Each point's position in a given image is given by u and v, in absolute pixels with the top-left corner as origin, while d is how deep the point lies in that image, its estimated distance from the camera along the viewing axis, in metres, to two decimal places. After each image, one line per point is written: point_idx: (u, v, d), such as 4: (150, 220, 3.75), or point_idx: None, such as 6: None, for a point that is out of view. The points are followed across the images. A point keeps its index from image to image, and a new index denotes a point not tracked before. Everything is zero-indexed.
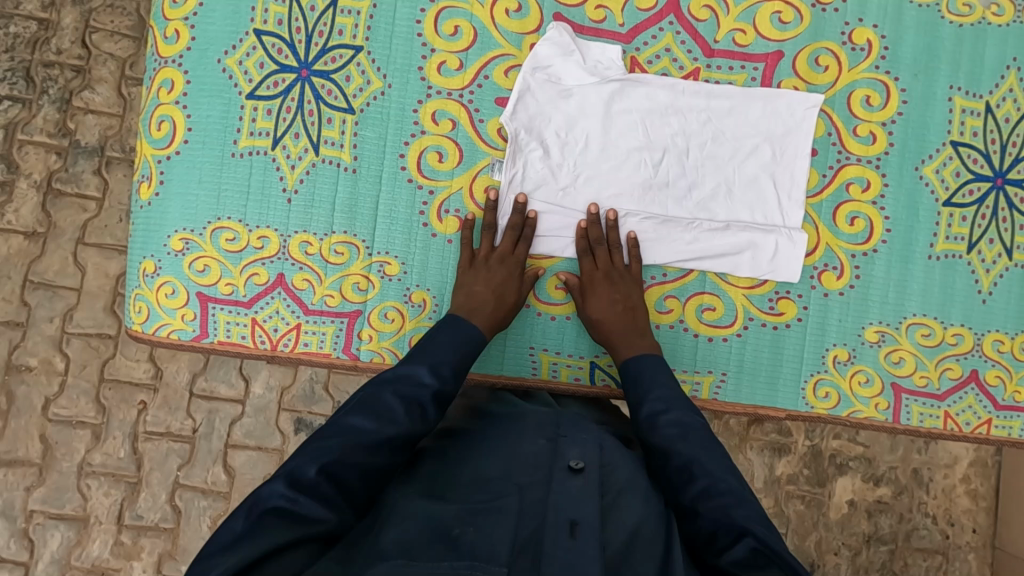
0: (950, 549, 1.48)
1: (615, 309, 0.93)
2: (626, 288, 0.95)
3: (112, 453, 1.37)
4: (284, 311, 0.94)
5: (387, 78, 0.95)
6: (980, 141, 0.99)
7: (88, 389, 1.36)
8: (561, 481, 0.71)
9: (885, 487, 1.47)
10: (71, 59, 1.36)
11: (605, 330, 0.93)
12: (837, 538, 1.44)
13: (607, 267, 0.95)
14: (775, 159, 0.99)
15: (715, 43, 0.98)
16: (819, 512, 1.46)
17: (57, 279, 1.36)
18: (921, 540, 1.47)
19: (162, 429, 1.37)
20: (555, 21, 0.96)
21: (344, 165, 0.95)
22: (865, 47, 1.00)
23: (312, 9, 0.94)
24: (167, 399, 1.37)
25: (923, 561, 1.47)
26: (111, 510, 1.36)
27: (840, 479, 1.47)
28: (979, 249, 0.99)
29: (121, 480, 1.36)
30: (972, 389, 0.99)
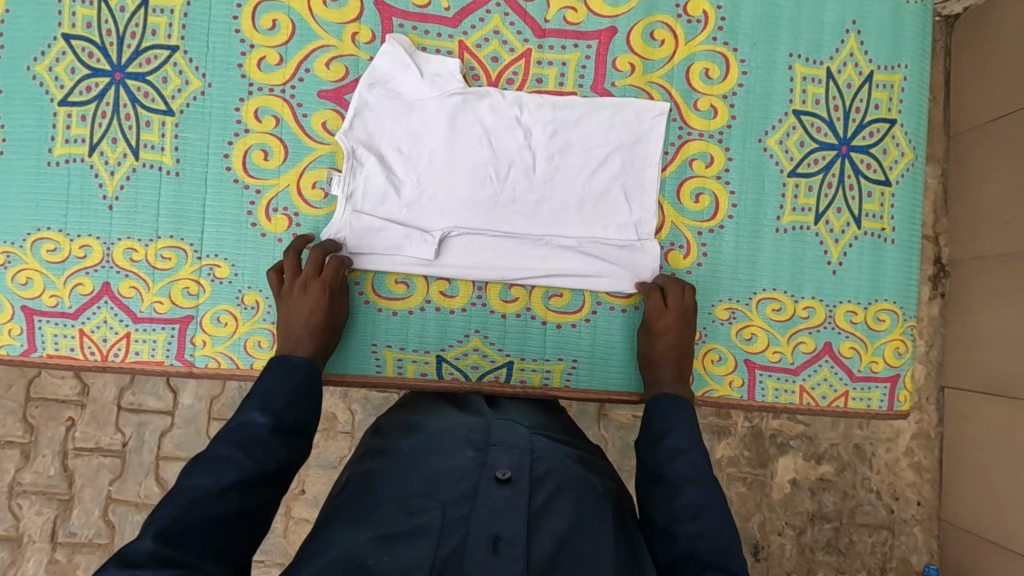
0: (896, 523, 1.39)
1: (667, 350, 0.90)
2: (688, 329, 0.92)
3: (42, 472, 1.35)
4: (112, 320, 0.92)
5: (205, 77, 0.93)
6: (823, 108, 0.97)
7: (14, 408, 1.34)
8: (486, 491, 0.66)
9: (828, 464, 1.39)
10: None
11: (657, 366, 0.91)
12: (780, 518, 1.38)
13: (676, 307, 0.91)
14: (625, 172, 0.97)
15: (545, 22, 0.96)
16: (762, 492, 1.39)
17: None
18: (866, 516, 1.39)
19: (92, 444, 1.35)
20: (392, 33, 0.93)
21: (167, 169, 0.92)
22: (702, 19, 0.97)
23: (122, 9, 0.91)
24: (95, 414, 1.34)
25: (869, 536, 1.39)
26: (44, 529, 1.35)
27: (782, 459, 1.39)
28: (827, 219, 0.97)
29: (53, 498, 1.35)
30: (827, 362, 0.97)
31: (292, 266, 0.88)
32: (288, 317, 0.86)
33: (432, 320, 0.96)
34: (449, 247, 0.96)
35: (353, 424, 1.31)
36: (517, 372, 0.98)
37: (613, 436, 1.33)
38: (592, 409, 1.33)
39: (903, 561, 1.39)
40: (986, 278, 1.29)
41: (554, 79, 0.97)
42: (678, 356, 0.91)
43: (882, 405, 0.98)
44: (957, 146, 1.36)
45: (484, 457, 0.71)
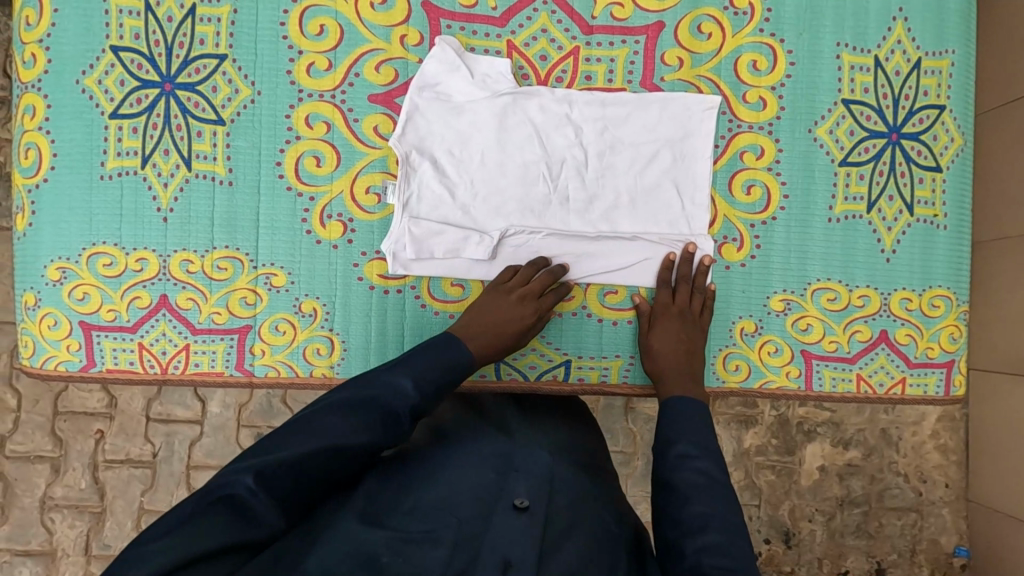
0: (924, 505, 1.41)
1: (670, 345, 0.91)
2: (695, 336, 0.93)
3: (73, 485, 1.34)
4: (171, 333, 0.92)
5: (255, 85, 0.92)
6: (872, 96, 0.97)
7: (43, 423, 1.33)
8: (502, 517, 0.63)
9: (855, 449, 1.40)
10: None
11: (665, 355, 0.90)
12: (810, 504, 1.38)
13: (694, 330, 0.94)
14: (675, 167, 0.97)
15: (593, 19, 0.96)
16: (791, 480, 1.39)
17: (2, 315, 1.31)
18: (895, 499, 1.40)
19: (122, 456, 1.34)
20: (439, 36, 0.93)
21: (220, 179, 0.92)
22: (748, 11, 0.97)
23: (169, 19, 0.90)
24: (123, 426, 1.34)
25: (899, 519, 1.40)
26: (77, 542, 1.35)
27: (810, 445, 1.40)
28: (879, 207, 0.97)
29: (85, 511, 1.34)
30: (884, 350, 0.98)
31: (524, 274, 0.92)
32: (499, 315, 0.87)
33: None
34: (505, 247, 0.96)
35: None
36: (574, 370, 0.98)
37: (641, 429, 1.35)
38: (618, 404, 1.35)
39: (933, 543, 1.41)
40: (1006, 259, 1.28)
41: (603, 76, 0.96)
42: (686, 358, 0.90)
43: (940, 390, 0.98)
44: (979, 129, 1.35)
45: (503, 482, 0.69)
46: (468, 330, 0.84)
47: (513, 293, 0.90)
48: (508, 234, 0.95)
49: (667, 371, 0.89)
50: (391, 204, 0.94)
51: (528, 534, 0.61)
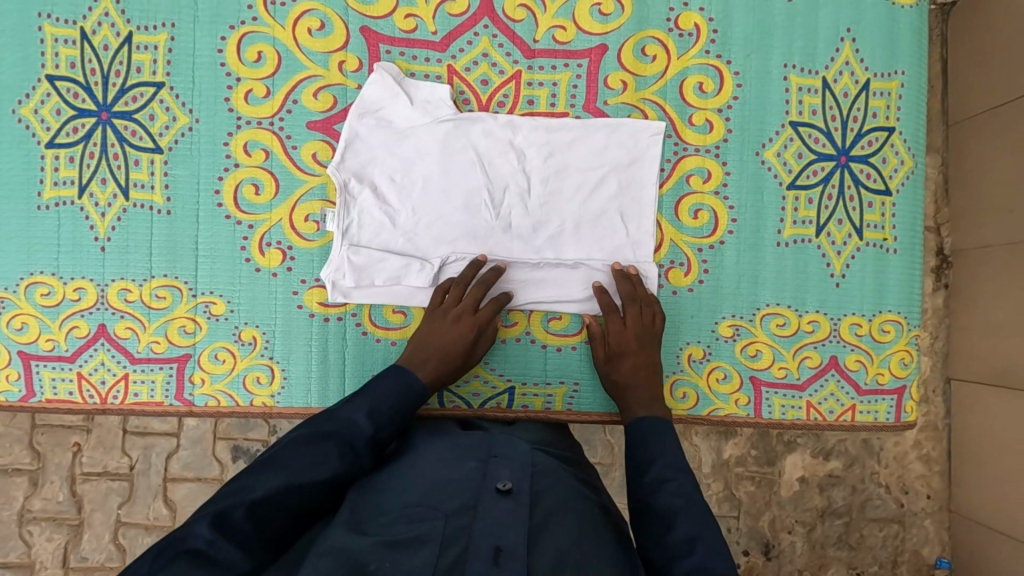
0: (906, 516, 1.36)
1: (631, 367, 0.89)
2: (653, 351, 0.91)
3: (52, 498, 1.33)
4: (110, 362, 0.91)
5: (193, 112, 0.91)
6: (820, 118, 0.95)
7: (20, 437, 1.31)
8: (488, 503, 0.62)
9: (836, 459, 1.36)
10: None
11: (625, 378, 0.89)
12: (790, 515, 1.34)
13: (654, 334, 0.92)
14: (619, 194, 0.96)
15: (534, 43, 0.95)
16: (771, 490, 1.35)
17: None
18: (876, 510, 1.36)
19: (99, 469, 1.32)
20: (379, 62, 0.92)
21: (158, 208, 0.91)
22: (693, 32, 0.95)
23: (105, 48, 0.90)
24: (101, 439, 1.31)
25: (880, 530, 1.36)
26: (55, 555, 1.33)
27: (790, 456, 1.35)
28: (828, 231, 0.96)
29: (64, 524, 1.32)
30: (834, 376, 0.96)
31: (456, 291, 0.90)
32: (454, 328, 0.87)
33: None
34: (447, 274, 0.95)
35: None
36: (519, 397, 0.97)
37: (619, 439, 1.26)
38: None
39: (914, 554, 1.36)
40: (986, 265, 1.24)
41: (545, 100, 0.95)
42: (648, 377, 0.89)
43: (890, 417, 0.97)
44: (957, 134, 1.30)
45: (486, 470, 0.68)
46: (416, 360, 0.84)
47: (451, 315, 0.89)
48: (450, 260, 0.94)
49: (627, 391, 0.88)
50: (331, 232, 0.93)
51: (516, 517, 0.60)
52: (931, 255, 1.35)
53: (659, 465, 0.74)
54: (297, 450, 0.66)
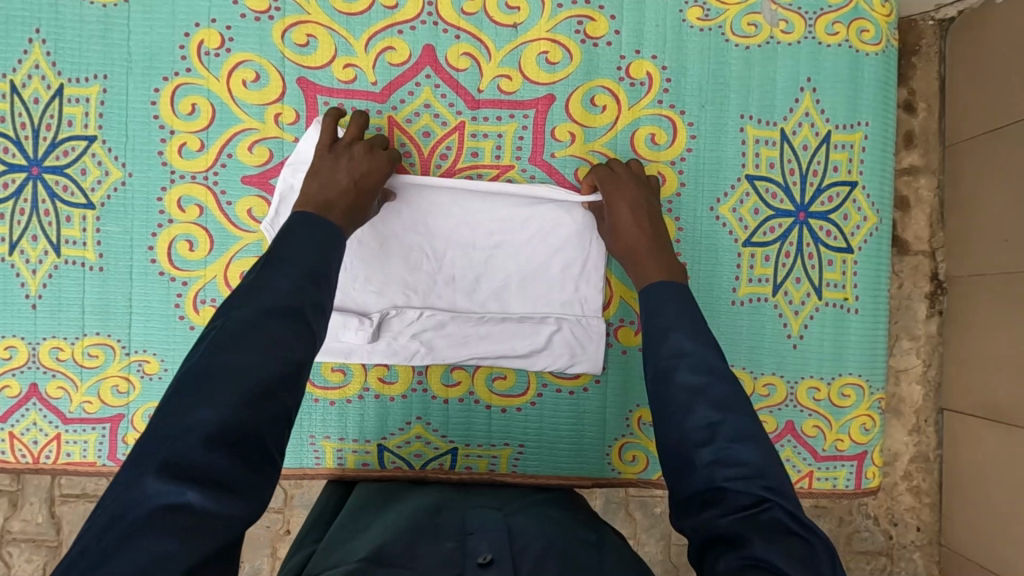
0: (895, 550, 1.31)
1: (628, 214, 0.83)
2: (650, 194, 0.86)
3: (31, 520, 1.27)
4: (41, 423, 0.89)
5: (126, 166, 0.89)
6: (778, 172, 0.91)
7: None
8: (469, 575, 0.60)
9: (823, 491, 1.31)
10: None
11: (631, 245, 0.83)
12: None
13: (630, 176, 0.87)
14: (565, 250, 0.92)
15: (478, 93, 0.91)
16: None
17: None
18: (864, 542, 1.32)
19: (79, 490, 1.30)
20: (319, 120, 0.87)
21: (90, 264, 0.89)
22: (645, 82, 0.91)
23: (36, 101, 0.88)
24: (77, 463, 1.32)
25: (867, 564, 1.31)
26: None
27: None
28: (785, 290, 0.91)
29: (42, 545, 1.30)
30: (789, 442, 0.92)
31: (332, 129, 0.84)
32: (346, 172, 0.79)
33: (371, 409, 0.93)
34: (386, 328, 0.91)
35: (285, 499, 1.18)
36: (461, 458, 0.94)
37: None
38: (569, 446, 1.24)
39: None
40: (982, 296, 1.17)
41: (490, 152, 0.92)
42: (649, 222, 0.84)
43: (849, 485, 0.92)
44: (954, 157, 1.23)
45: (464, 546, 0.66)
46: (323, 203, 0.74)
47: (350, 150, 0.81)
48: (389, 316, 0.91)
49: (645, 254, 0.82)
50: None
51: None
52: (925, 281, 1.28)
53: (678, 336, 0.70)
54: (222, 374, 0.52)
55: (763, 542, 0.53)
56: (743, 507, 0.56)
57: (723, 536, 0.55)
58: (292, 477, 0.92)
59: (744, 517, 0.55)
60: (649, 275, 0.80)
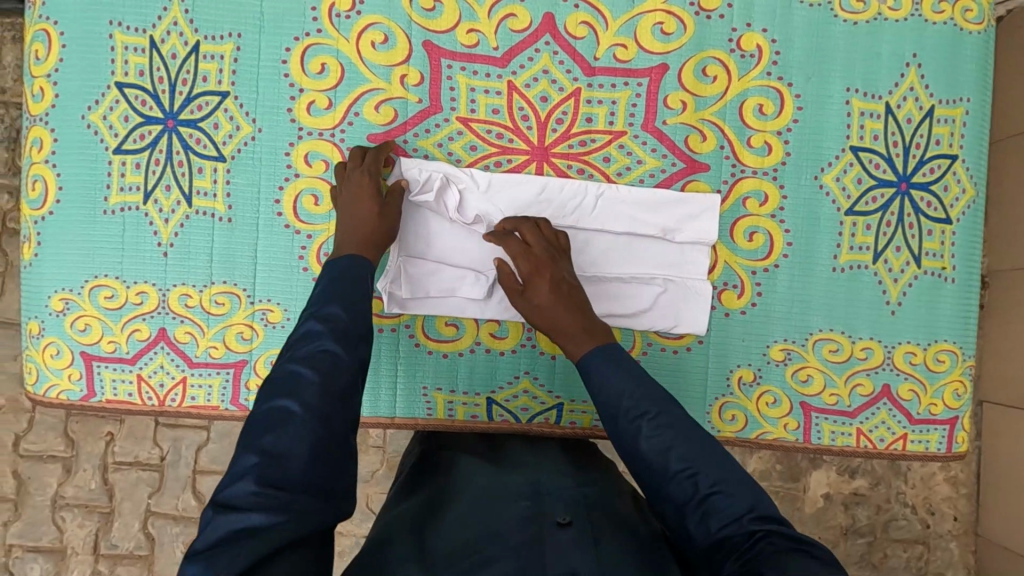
0: (930, 538, 1.35)
1: (550, 295, 0.82)
2: (564, 267, 0.86)
3: (84, 485, 1.38)
4: (169, 366, 0.93)
5: (256, 122, 0.93)
6: (881, 144, 0.94)
7: (56, 423, 1.37)
8: (550, 536, 0.63)
9: (861, 478, 1.35)
10: (14, 97, 1.35)
11: (559, 322, 0.80)
12: (812, 532, 1.34)
13: (535, 244, 0.86)
14: (674, 211, 0.95)
15: (595, 60, 0.94)
16: (794, 506, 1.35)
17: (13, 317, 1.37)
18: (900, 530, 1.35)
19: (130, 458, 1.37)
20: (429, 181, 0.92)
21: (219, 215, 0.93)
22: (755, 54, 0.95)
23: (173, 56, 0.91)
24: (132, 429, 1.37)
25: (903, 551, 1.35)
26: (86, 541, 1.38)
27: (815, 472, 1.35)
28: (885, 258, 0.95)
29: (94, 511, 1.38)
30: (886, 405, 0.96)
31: (355, 157, 0.90)
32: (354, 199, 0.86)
33: (481, 363, 0.96)
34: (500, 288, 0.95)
35: None
36: (567, 414, 0.97)
37: None
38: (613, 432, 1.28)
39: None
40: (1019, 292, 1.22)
41: (604, 118, 0.95)
42: (567, 292, 0.82)
43: (941, 448, 0.96)
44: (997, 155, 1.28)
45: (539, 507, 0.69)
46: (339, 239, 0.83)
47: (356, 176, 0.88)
48: None
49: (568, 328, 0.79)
50: None
51: (582, 549, 0.61)
52: None
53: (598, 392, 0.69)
54: (261, 431, 0.60)
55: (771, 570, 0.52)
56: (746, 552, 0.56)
57: None
58: (402, 427, 0.95)
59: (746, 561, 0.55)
60: (584, 345, 0.77)
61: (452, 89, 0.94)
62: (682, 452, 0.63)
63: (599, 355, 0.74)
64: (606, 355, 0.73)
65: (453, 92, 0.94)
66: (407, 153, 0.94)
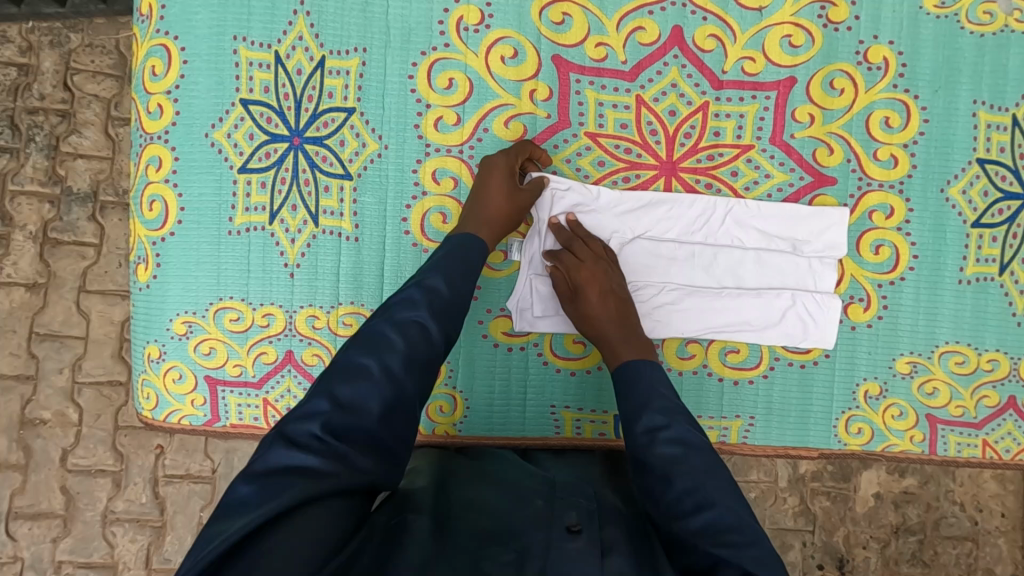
0: (979, 535, 1.36)
1: (598, 304, 0.85)
2: (613, 275, 0.88)
3: (134, 499, 1.34)
4: (295, 389, 0.91)
5: (382, 139, 0.91)
6: (1008, 156, 0.95)
7: (105, 438, 1.33)
8: (559, 543, 0.60)
9: (911, 477, 1.36)
10: (55, 104, 1.31)
11: (604, 336, 0.84)
12: (866, 532, 1.34)
13: (588, 255, 0.88)
14: (805, 224, 0.94)
15: (723, 73, 0.93)
16: (846, 506, 1.36)
17: (63, 329, 1.33)
18: (950, 528, 1.36)
19: (182, 472, 1.34)
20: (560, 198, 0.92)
21: (346, 234, 0.91)
22: (882, 66, 0.94)
23: (299, 72, 0.89)
24: (184, 442, 1.33)
25: (953, 548, 1.36)
26: (138, 556, 1.34)
27: (866, 472, 1.36)
28: (1012, 270, 0.95)
29: (146, 526, 1.34)
30: (1011, 416, 0.96)
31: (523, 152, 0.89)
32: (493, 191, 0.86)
33: (608, 380, 0.95)
34: None
35: None
36: None
37: None
38: None
39: (988, 572, 1.36)
40: None
41: (732, 132, 0.94)
42: (615, 304, 0.86)
43: None
44: None
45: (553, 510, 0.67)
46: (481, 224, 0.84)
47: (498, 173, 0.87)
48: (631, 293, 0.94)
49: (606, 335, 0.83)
50: (516, 261, 0.93)
51: (591, 556, 0.59)
52: None
53: (651, 414, 0.70)
54: (337, 378, 0.60)
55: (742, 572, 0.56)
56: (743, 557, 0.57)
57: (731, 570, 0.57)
58: (533, 447, 0.93)
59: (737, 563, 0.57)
60: (622, 353, 0.81)
61: (581, 104, 0.92)
62: (719, 513, 0.61)
63: (650, 364, 0.77)
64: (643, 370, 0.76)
65: (582, 108, 0.92)
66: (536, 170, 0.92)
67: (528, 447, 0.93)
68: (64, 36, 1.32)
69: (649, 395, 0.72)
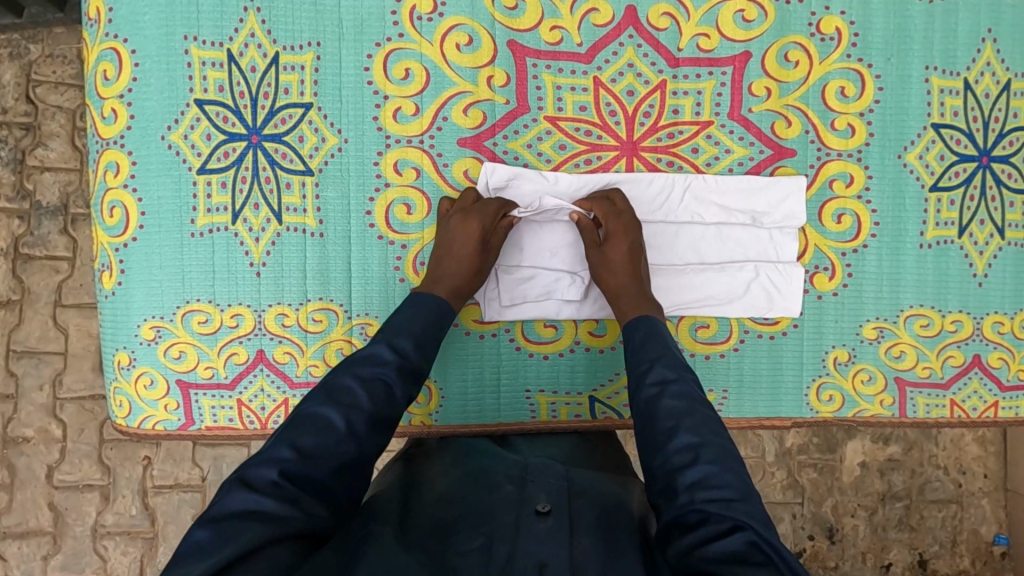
0: (963, 497, 1.39)
1: (619, 258, 0.87)
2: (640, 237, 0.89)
3: (124, 512, 1.33)
4: (269, 388, 0.91)
5: (341, 133, 0.90)
6: (961, 120, 0.96)
7: (90, 452, 1.32)
8: (527, 524, 0.62)
9: (895, 444, 1.38)
10: (18, 117, 1.29)
11: (618, 286, 0.85)
12: (852, 500, 1.37)
13: (625, 208, 0.89)
14: (764, 196, 0.95)
15: (678, 51, 0.94)
16: (833, 477, 1.38)
17: (40, 345, 1.31)
18: (935, 492, 1.38)
19: (171, 481, 1.33)
20: (518, 181, 0.92)
21: (310, 231, 0.91)
22: (835, 36, 0.95)
23: (252, 69, 0.89)
24: (171, 451, 1.32)
25: (939, 511, 1.38)
26: (131, 567, 1.34)
27: (851, 442, 1.38)
28: (970, 231, 0.97)
29: (138, 537, 1.33)
30: (976, 374, 0.99)
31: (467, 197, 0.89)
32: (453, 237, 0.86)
33: (582, 361, 0.95)
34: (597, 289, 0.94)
35: None
36: None
37: None
38: None
39: (973, 533, 1.39)
40: None
41: (690, 109, 0.94)
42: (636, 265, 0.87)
43: None
44: None
45: (524, 492, 0.68)
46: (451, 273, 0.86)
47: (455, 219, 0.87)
48: None
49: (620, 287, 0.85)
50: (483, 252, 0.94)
51: (558, 539, 0.60)
52: None
53: (663, 367, 0.70)
54: (301, 427, 0.61)
55: (730, 521, 0.55)
56: (726, 520, 0.56)
57: (721, 526, 0.55)
58: (509, 432, 0.94)
59: (723, 520, 0.56)
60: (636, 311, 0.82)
61: (539, 89, 0.92)
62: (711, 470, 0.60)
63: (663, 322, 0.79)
64: (652, 330, 0.76)
65: (539, 92, 0.92)
66: (496, 156, 0.92)
67: (505, 432, 0.94)
68: (23, 47, 1.29)
69: (660, 348, 0.73)
